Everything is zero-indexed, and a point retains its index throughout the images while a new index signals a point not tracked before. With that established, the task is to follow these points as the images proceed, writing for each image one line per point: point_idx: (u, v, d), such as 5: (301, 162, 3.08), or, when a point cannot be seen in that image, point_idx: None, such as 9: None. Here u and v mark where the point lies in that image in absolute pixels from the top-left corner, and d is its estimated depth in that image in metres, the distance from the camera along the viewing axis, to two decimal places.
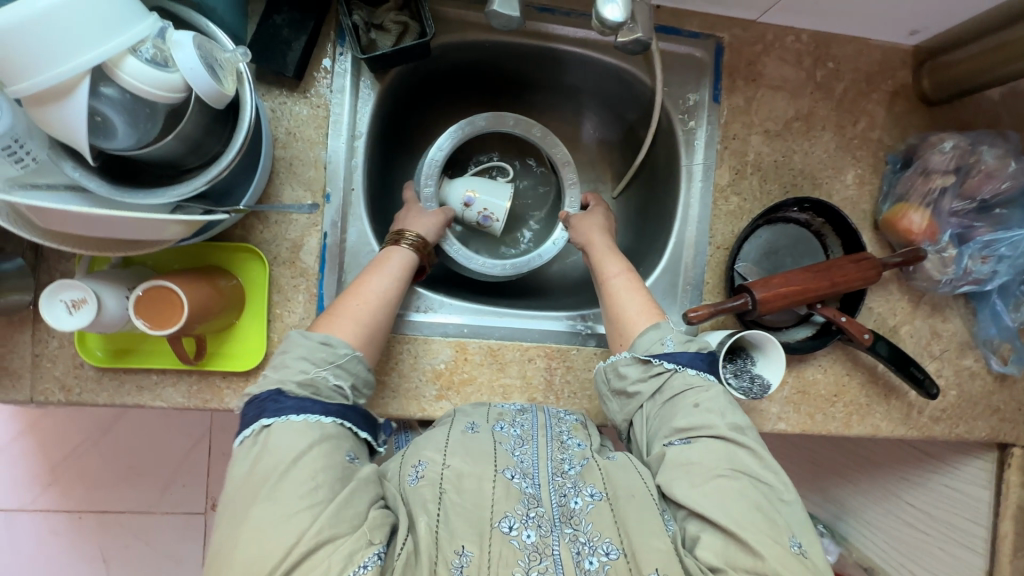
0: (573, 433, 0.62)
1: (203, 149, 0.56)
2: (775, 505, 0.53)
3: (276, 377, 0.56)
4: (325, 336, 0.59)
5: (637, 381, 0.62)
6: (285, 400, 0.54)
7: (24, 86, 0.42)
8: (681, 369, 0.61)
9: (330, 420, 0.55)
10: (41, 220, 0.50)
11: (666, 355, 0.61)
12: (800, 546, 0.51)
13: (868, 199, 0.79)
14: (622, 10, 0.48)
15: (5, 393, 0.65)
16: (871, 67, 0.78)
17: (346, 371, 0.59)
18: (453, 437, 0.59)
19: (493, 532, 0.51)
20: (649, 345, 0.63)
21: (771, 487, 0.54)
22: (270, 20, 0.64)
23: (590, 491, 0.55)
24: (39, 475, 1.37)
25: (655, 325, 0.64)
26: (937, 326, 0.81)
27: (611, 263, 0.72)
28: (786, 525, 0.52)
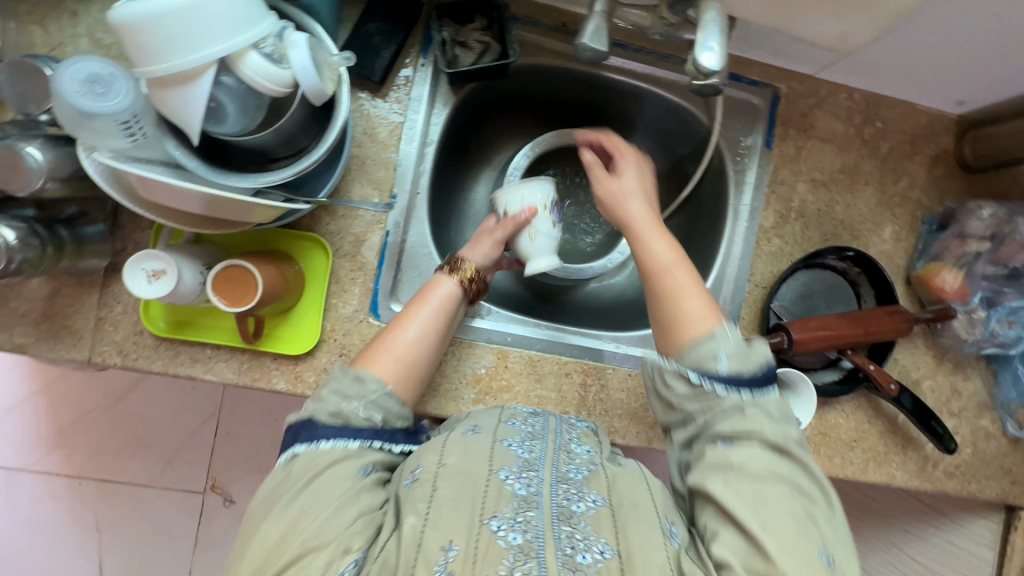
0: (583, 440, 0.62)
1: (294, 142, 0.59)
2: (811, 513, 0.52)
3: (311, 407, 0.59)
4: (362, 371, 0.61)
5: (683, 395, 0.58)
6: (317, 428, 0.57)
7: (157, 69, 0.47)
8: (729, 393, 0.56)
9: (358, 445, 0.58)
10: (144, 191, 0.53)
11: (714, 374, 0.57)
12: (830, 560, 0.50)
13: (903, 255, 0.81)
14: (718, 58, 0.53)
15: (66, 350, 0.67)
16: (917, 130, 0.82)
17: (379, 407, 0.60)
18: (451, 438, 0.59)
19: (480, 528, 0.50)
20: (703, 357, 0.58)
21: (810, 497, 0.53)
22: (363, 27, 0.68)
23: (594, 496, 0.55)
24: (47, 436, 1.39)
25: (710, 334, 0.59)
26: (958, 384, 0.83)
27: (664, 251, 0.64)
28: (821, 539, 0.51)
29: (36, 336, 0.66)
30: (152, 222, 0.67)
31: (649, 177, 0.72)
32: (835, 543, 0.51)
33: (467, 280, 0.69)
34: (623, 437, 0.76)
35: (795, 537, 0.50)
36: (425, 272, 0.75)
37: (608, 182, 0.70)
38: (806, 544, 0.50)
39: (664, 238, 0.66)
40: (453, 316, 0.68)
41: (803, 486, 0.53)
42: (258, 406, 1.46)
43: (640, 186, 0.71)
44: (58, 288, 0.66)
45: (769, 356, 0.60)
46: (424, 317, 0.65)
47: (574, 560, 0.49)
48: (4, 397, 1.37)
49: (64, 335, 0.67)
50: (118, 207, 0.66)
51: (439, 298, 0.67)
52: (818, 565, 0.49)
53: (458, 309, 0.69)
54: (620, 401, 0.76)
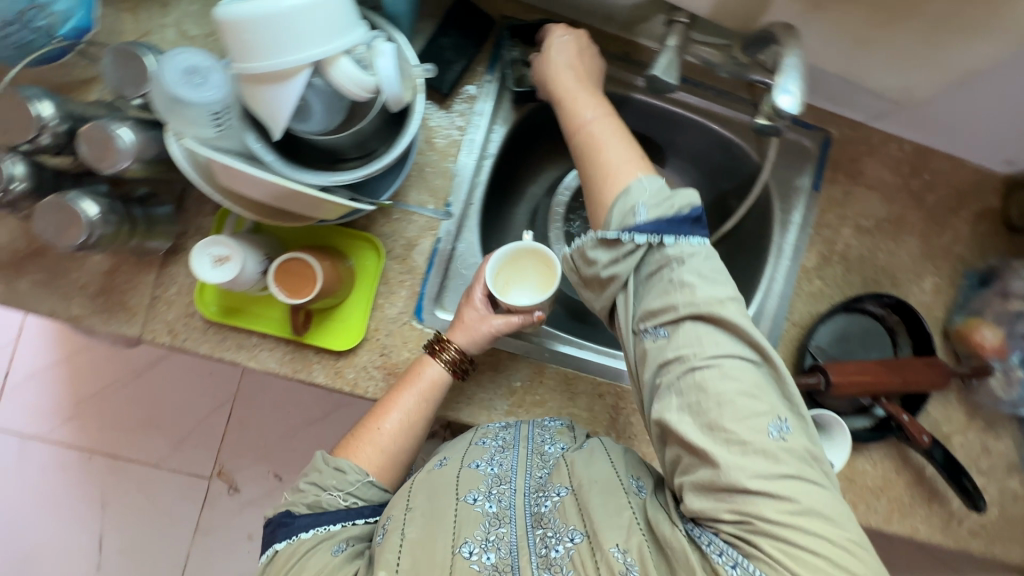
0: (556, 438, 0.64)
1: (366, 146, 0.60)
2: (761, 386, 0.49)
3: (290, 498, 0.62)
4: (341, 461, 0.63)
5: (608, 266, 0.55)
6: (294, 520, 0.60)
7: (255, 67, 0.49)
8: (654, 245, 0.53)
9: (337, 526, 0.60)
10: (225, 178, 0.55)
11: (635, 228, 0.53)
12: (781, 431, 0.47)
13: (942, 307, 0.82)
14: (795, 101, 0.54)
15: (118, 325, 0.68)
16: (964, 185, 0.83)
17: (357, 495, 0.62)
18: (419, 476, 0.62)
19: (454, 558, 0.54)
20: (621, 216, 0.55)
21: (756, 364, 0.50)
22: (438, 41, 0.70)
23: (558, 490, 0.57)
24: (65, 407, 1.40)
25: (626, 192, 0.56)
26: (989, 443, 0.83)
27: (589, 108, 0.63)
28: (770, 411, 0.48)
29: (92, 308, 0.68)
30: (215, 209, 0.69)
31: (587, 49, 0.68)
32: (788, 412, 0.48)
33: (452, 363, 0.66)
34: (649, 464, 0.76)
35: (745, 421, 0.47)
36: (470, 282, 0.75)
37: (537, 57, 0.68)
38: (758, 420, 0.47)
39: (591, 95, 0.64)
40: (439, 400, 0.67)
41: (745, 355, 0.49)
42: (272, 396, 1.47)
43: (585, 50, 0.69)
44: (118, 264, 0.68)
45: (692, 197, 0.56)
46: (403, 405, 0.65)
47: (547, 557, 0.53)
48: (27, 363, 1.40)
49: (118, 310, 0.68)
50: (185, 192, 0.68)
51: (422, 385, 0.66)
52: (772, 442, 0.47)
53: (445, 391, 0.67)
54: None
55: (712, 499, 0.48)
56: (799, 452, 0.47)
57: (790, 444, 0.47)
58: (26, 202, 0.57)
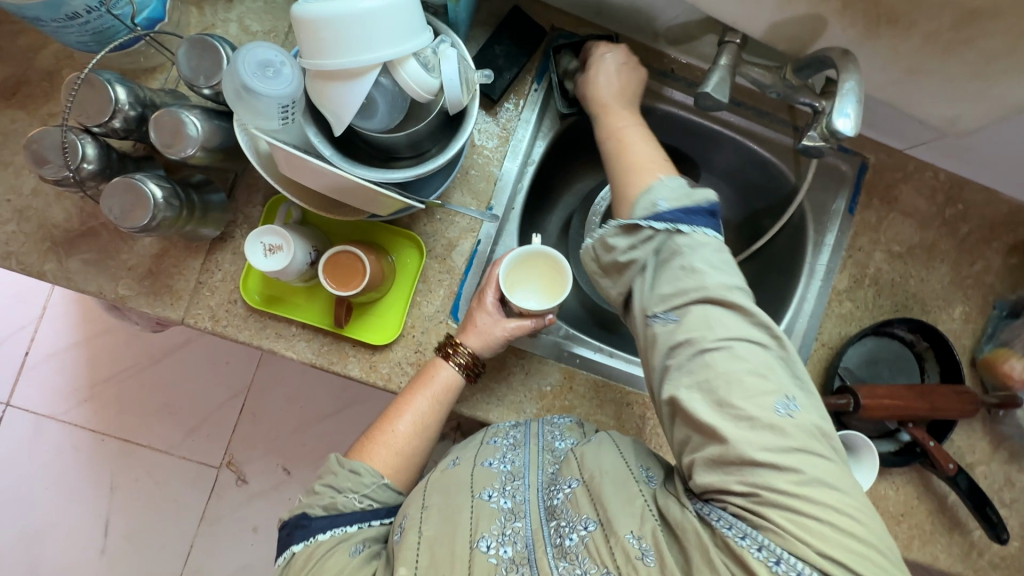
0: (566, 434, 0.64)
1: (419, 146, 0.62)
2: (770, 365, 0.49)
3: (306, 500, 0.61)
4: (357, 463, 0.63)
5: (625, 251, 0.57)
6: (311, 522, 0.59)
7: (328, 63, 0.51)
8: (673, 230, 0.55)
9: (355, 527, 0.60)
10: (286, 169, 0.57)
11: (654, 218, 0.56)
12: (789, 408, 0.48)
13: (970, 336, 0.82)
14: (852, 124, 0.56)
15: (162, 308, 0.70)
16: (997, 217, 0.84)
17: (374, 496, 0.62)
18: (432, 476, 0.61)
19: (470, 554, 0.54)
20: (643, 207, 0.57)
21: (766, 344, 0.50)
22: (491, 49, 0.72)
23: (569, 482, 0.56)
24: (81, 388, 1.42)
25: (648, 189, 0.59)
26: (1012, 474, 0.83)
27: (621, 119, 0.68)
28: (777, 389, 0.48)
29: (138, 290, 0.70)
30: (265, 200, 0.70)
31: (637, 74, 0.71)
32: (795, 389, 0.49)
33: (464, 367, 0.67)
34: None
35: (753, 398, 0.48)
36: None
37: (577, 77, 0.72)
38: (765, 399, 0.48)
39: (625, 111, 0.68)
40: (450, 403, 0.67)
41: (755, 335, 0.50)
42: (287, 389, 1.48)
43: (631, 67, 0.71)
44: (167, 249, 0.70)
45: (708, 194, 0.57)
46: (416, 408, 0.66)
47: (563, 547, 0.53)
48: (48, 343, 1.42)
49: (163, 293, 0.70)
50: (237, 181, 0.70)
51: (434, 387, 0.67)
52: (779, 420, 0.47)
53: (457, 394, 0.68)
54: None
55: (720, 473, 0.49)
56: (806, 429, 0.48)
57: (798, 420, 0.47)
58: (91, 183, 0.59)
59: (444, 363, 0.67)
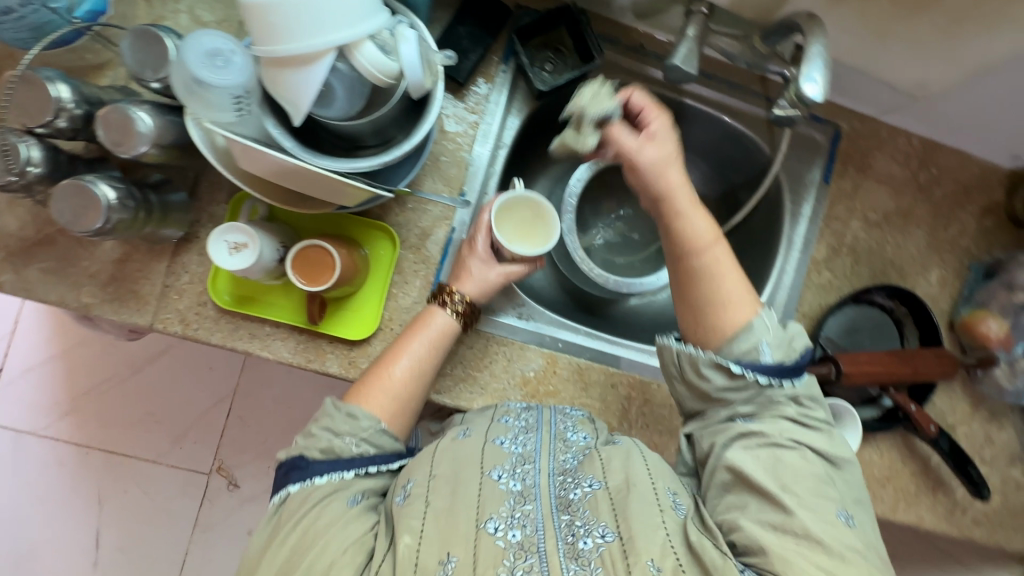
0: (579, 427, 0.66)
1: (384, 133, 0.60)
2: (832, 478, 0.57)
3: (303, 443, 0.61)
4: (352, 408, 0.62)
5: (722, 388, 0.60)
6: (308, 466, 0.60)
7: (278, 50, 0.48)
8: (773, 382, 0.59)
9: (352, 474, 0.60)
10: (243, 161, 0.56)
11: (756, 365, 0.59)
12: (846, 518, 0.54)
13: (947, 299, 0.83)
14: (818, 89, 0.56)
15: (129, 314, 0.68)
16: (971, 180, 0.84)
17: (371, 443, 0.62)
18: (441, 445, 0.62)
19: (478, 533, 0.53)
20: (744, 351, 0.59)
21: (834, 463, 0.59)
22: (454, 30, 0.70)
23: (589, 481, 0.58)
24: (61, 402, 1.38)
25: (749, 326, 0.60)
26: (992, 433, 0.84)
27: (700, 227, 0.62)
28: (839, 499, 0.55)
29: (102, 297, 0.67)
30: (228, 197, 0.68)
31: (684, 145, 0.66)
32: (854, 507, 0.56)
33: (463, 310, 0.68)
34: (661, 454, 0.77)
35: (816, 498, 0.55)
36: None
37: (641, 152, 0.64)
38: (827, 503, 0.55)
39: (701, 214, 0.63)
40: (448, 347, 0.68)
41: (826, 452, 0.58)
42: (274, 391, 1.45)
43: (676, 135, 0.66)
44: (129, 253, 0.67)
45: (803, 339, 0.63)
46: (416, 351, 0.65)
47: (575, 547, 0.53)
48: (23, 357, 1.38)
49: (129, 299, 0.68)
50: (198, 178, 0.67)
51: (434, 331, 0.67)
52: (839, 523, 0.53)
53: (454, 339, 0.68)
54: (661, 418, 0.77)
55: (773, 539, 0.52)
56: (861, 543, 0.53)
57: (853, 530, 0.54)
58: (39, 187, 0.56)
59: (441, 304, 0.67)
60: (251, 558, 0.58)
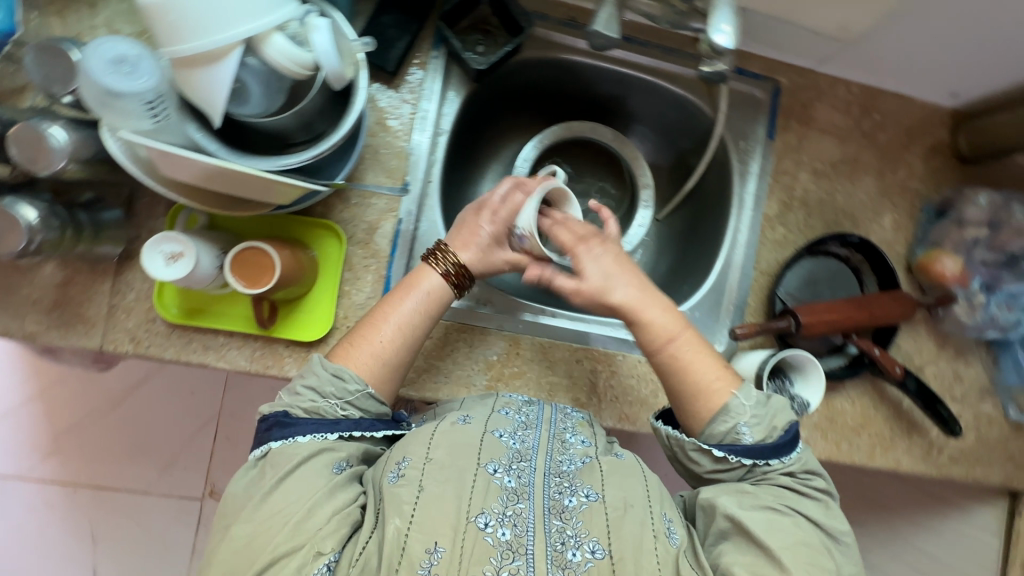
0: (578, 429, 0.67)
1: (312, 127, 0.59)
2: (825, 548, 0.58)
3: (287, 400, 0.61)
4: (338, 368, 0.62)
5: (710, 470, 0.64)
6: (291, 422, 0.59)
7: (182, 49, 0.47)
8: (759, 462, 0.62)
9: (336, 436, 0.61)
10: (167, 168, 0.53)
11: (743, 449, 0.62)
12: None
13: (903, 243, 0.83)
14: (731, 39, 0.59)
15: (77, 338, 0.66)
16: (914, 121, 0.84)
17: (356, 406, 0.62)
18: (439, 427, 0.61)
19: (467, 525, 0.54)
20: (724, 433, 0.63)
21: (829, 533, 0.60)
22: (378, 19, 0.69)
23: (586, 491, 0.59)
24: (42, 443, 1.35)
25: (725, 408, 0.63)
26: (960, 370, 0.84)
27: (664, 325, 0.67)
28: (832, 569, 0.57)
29: (48, 324, 0.66)
30: (167, 209, 0.67)
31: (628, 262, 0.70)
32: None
33: (454, 271, 0.68)
34: (633, 424, 0.77)
35: (809, 566, 0.56)
36: None
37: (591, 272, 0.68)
38: (819, 570, 0.56)
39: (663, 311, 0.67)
40: (438, 310, 0.68)
41: (820, 521, 0.60)
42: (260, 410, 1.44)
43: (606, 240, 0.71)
44: (71, 276, 0.66)
45: (788, 413, 0.66)
46: (405, 312, 0.66)
47: (563, 556, 0.54)
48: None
49: (76, 323, 0.66)
50: (133, 194, 0.66)
51: (423, 292, 0.67)
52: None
53: (445, 302, 0.68)
54: (630, 388, 0.77)
55: None
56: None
57: None
58: None
59: (431, 265, 0.68)
60: (226, 515, 0.56)
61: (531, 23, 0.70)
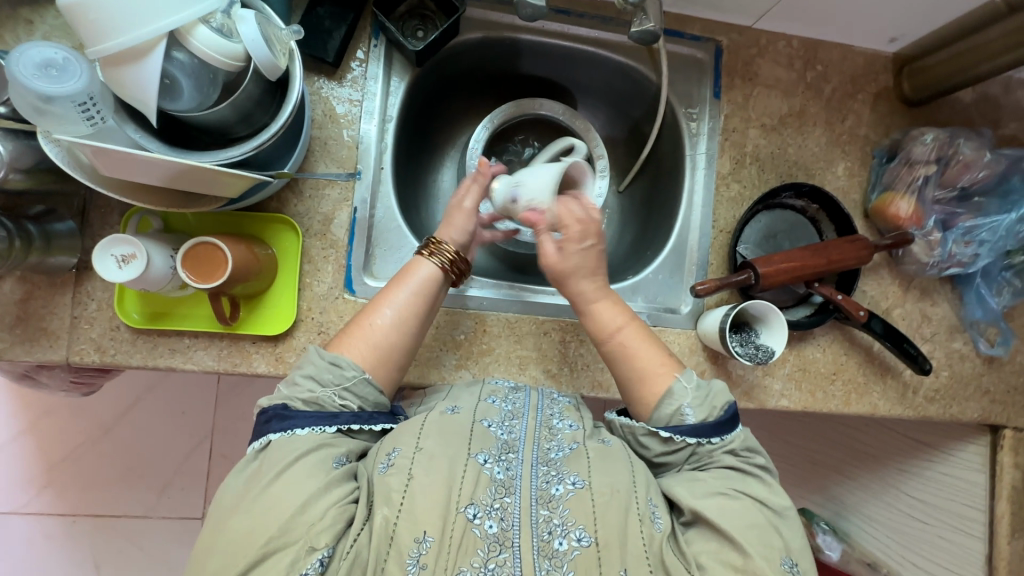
0: (565, 414, 0.67)
1: (252, 120, 0.61)
2: (778, 526, 0.59)
3: (287, 392, 0.61)
4: (336, 355, 0.63)
5: (660, 453, 0.64)
6: (290, 416, 0.59)
7: (105, 46, 0.48)
8: (703, 442, 0.63)
9: (335, 430, 0.60)
10: (107, 169, 0.53)
11: (687, 428, 0.64)
12: (791, 566, 0.57)
13: (858, 189, 0.84)
14: None
15: (42, 352, 0.67)
16: (856, 70, 0.86)
17: (354, 394, 0.62)
18: (430, 417, 0.62)
19: (456, 516, 0.54)
20: (670, 416, 0.65)
21: (780, 513, 0.60)
22: (314, 12, 0.70)
23: (573, 478, 0.58)
24: (35, 477, 1.29)
25: (671, 390, 0.66)
26: (927, 310, 0.85)
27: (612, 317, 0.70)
28: (784, 547, 0.58)
29: (11, 340, 0.66)
30: (121, 216, 0.67)
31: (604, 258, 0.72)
32: (799, 558, 0.58)
33: (448, 261, 0.70)
34: (607, 391, 0.77)
35: (762, 547, 0.57)
36: (396, 246, 0.76)
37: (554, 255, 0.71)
38: (773, 551, 0.57)
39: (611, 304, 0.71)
40: (433, 299, 0.69)
41: (768, 500, 0.60)
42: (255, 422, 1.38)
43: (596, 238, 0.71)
44: (30, 291, 0.66)
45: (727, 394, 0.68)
46: (403, 301, 0.67)
47: (550, 545, 0.54)
48: None
49: (39, 337, 0.67)
50: (86, 205, 0.67)
51: (418, 281, 0.69)
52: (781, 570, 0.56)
53: (439, 291, 0.70)
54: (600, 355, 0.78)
55: None
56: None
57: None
58: None
59: (427, 256, 0.69)
60: (221, 505, 0.54)
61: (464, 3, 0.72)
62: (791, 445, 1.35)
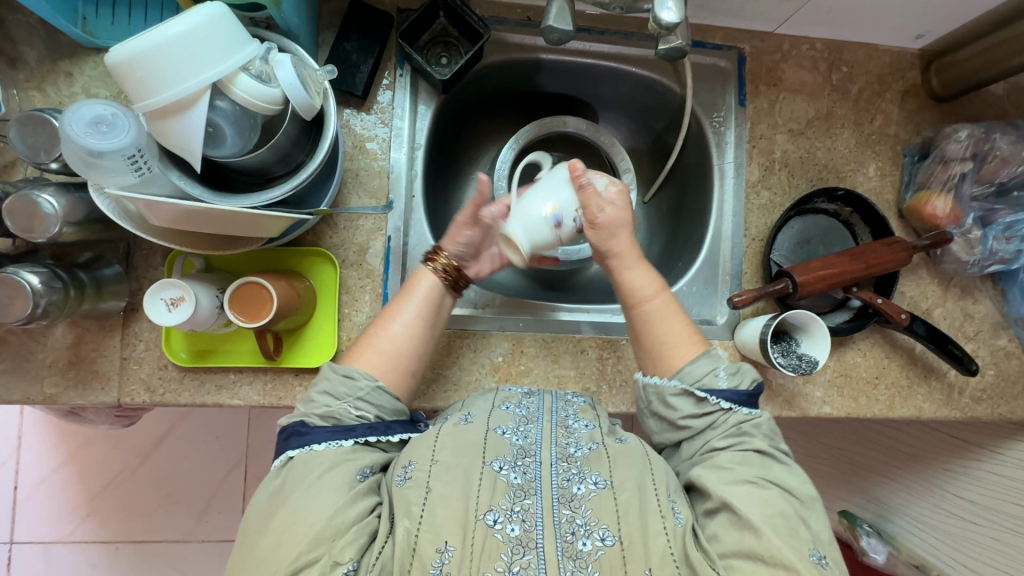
0: (580, 415, 0.64)
1: (290, 158, 0.62)
2: (801, 515, 0.56)
3: (304, 409, 0.61)
4: (349, 368, 0.62)
5: (687, 415, 0.62)
6: (308, 432, 0.59)
7: (153, 101, 0.49)
8: (736, 409, 0.62)
9: (353, 442, 0.59)
10: (152, 216, 0.54)
11: (717, 390, 0.63)
12: (819, 557, 0.54)
13: (891, 189, 0.83)
14: (676, 14, 0.58)
15: (95, 394, 0.68)
16: (883, 69, 0.85)
17: (368, 403, 0.62)
18: (443, 429, 0.60)
19: (476, 523, 0.53)
20: (703, 374, 0.64)
21: (802, 499, 0.57)
22: (341, 47, 0.71)
23: (594, 478, 0.57)
24: (78, 506, 1.31)
25: (707, 353, 0.66)
26: (969, 308, 0.83)
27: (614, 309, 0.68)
28: (810, 538, 0.54)
29: (64, 384, 0.68)
30: (164, 258, 0.69)
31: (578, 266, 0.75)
32: (827, 549, 0.55)
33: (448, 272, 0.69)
34: None
35: (790, 538, 0.54)
36: None
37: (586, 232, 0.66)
38: (801, 542, 0.54)
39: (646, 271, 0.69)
40: (440, 308, 0.69)
41: (793, 489, 0.58)
42: None
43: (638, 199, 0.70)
44: (81, 335, 0.68)
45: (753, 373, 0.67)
46: (411, 312, 0.67)
47: (574, 546, 0.53)
48: (30, 471, 1.30)
49: (91, 380, 0.68)
50: (130, 248, 0.69)
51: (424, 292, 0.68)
52: (810, 561, 0.53)
53: (445, 299, 0.69)
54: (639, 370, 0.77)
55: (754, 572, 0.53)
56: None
57: (827, 570, 0.53)
58: None
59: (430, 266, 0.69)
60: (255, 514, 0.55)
61: (488, 29, 0.73)
62: (828, 447, 1.33)
